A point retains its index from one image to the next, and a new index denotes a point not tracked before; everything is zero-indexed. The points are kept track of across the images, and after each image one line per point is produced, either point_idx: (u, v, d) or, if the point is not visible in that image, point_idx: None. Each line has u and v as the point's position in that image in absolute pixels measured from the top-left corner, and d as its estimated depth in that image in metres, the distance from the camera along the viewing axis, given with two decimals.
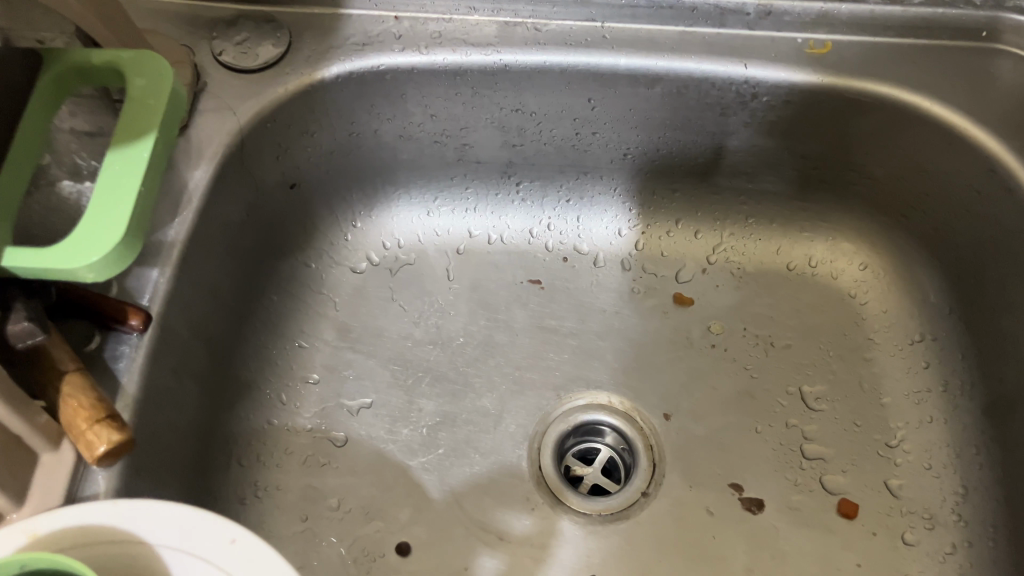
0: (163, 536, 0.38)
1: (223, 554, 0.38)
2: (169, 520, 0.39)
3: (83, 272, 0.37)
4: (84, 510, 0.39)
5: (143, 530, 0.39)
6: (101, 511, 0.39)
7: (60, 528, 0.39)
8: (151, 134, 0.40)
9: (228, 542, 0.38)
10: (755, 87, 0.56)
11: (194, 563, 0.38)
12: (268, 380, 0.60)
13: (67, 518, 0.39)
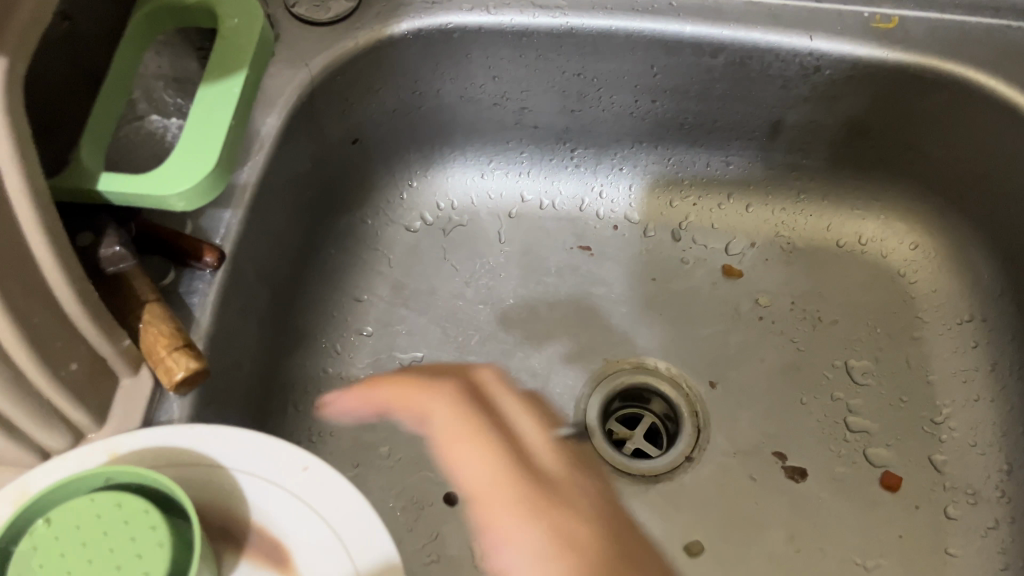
0: (236, 461, 0.38)
1: (296, 480, 0.38)
2: (243, 447, 0.39)
3: (174, 201, 0.38)
4: (162, 432, 0.39)
5: (218, 454, 0.38)
6: (177, 434, 0.39)
7: (140, 448, 0.39)
8: (241, 71, 0.41)
9: (299, 470, 0.38)
10: (819, 60, 0.57)
11: (268, 490, 0.38)
12: (324, 330, 0.62)
13: (146, 439, 0.39)
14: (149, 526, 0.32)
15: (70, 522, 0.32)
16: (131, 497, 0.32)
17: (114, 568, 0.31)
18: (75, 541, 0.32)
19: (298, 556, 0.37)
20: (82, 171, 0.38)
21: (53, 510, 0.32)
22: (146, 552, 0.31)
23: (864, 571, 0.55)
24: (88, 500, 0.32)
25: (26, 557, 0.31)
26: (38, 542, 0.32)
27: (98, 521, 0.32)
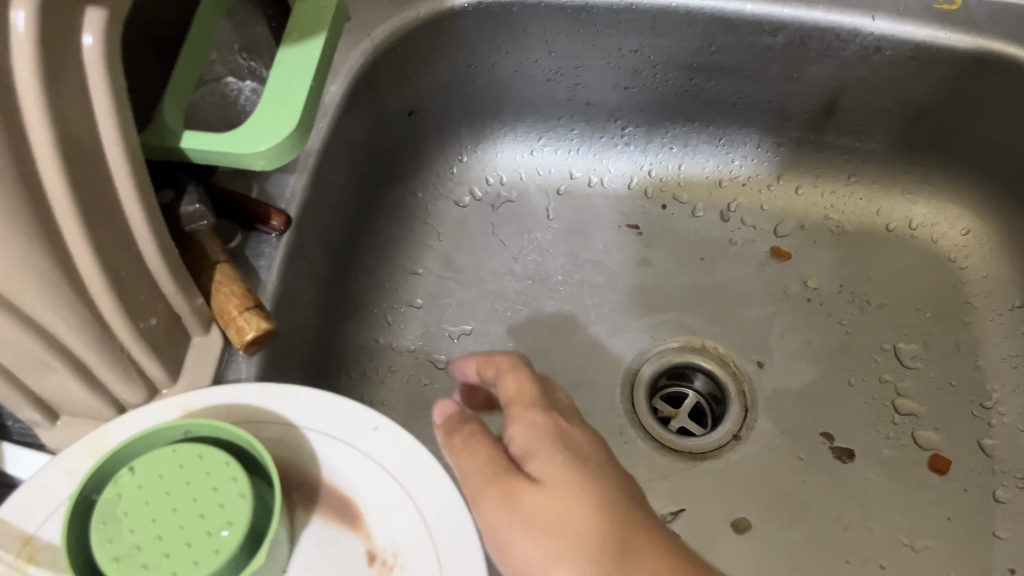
0: (304, 419, 0.38)
1: (366, 439, 0.37)
2: (315, 406, 0.38)
3: (252, 160, 0.39)
4: (233, 390, 0.39)
5: (288, 413, 0.38)
6: (248, 392, 0.39)
7: (212, 405, 0.38)
8: (320, 35, 0.41)
9: (370, 429, 0.37)
10: (880, 41, 0.57)
11: (339, 449, 0.37)
12: (377, 301, 0.62)
13: (218, 396, 0.39)
14: (230, 478, 0.31)
15: (153, 473, 0.32)
16: (213, 450, 0.32)
17: (197, 518, 0.31)
18: (158, 491, 0.31)
19: (370, 515, 0.35)
20: (163, 128, 0.39)
21: (136, 460, 0.32)
22: (228, 503, 0.31)
23: (913, 552, 0.55)
24: (171, 451, 0.32)
25: (109, 505, 0.31)
26: (123, 490, 0.31)
27: (181, 472, 0.32)
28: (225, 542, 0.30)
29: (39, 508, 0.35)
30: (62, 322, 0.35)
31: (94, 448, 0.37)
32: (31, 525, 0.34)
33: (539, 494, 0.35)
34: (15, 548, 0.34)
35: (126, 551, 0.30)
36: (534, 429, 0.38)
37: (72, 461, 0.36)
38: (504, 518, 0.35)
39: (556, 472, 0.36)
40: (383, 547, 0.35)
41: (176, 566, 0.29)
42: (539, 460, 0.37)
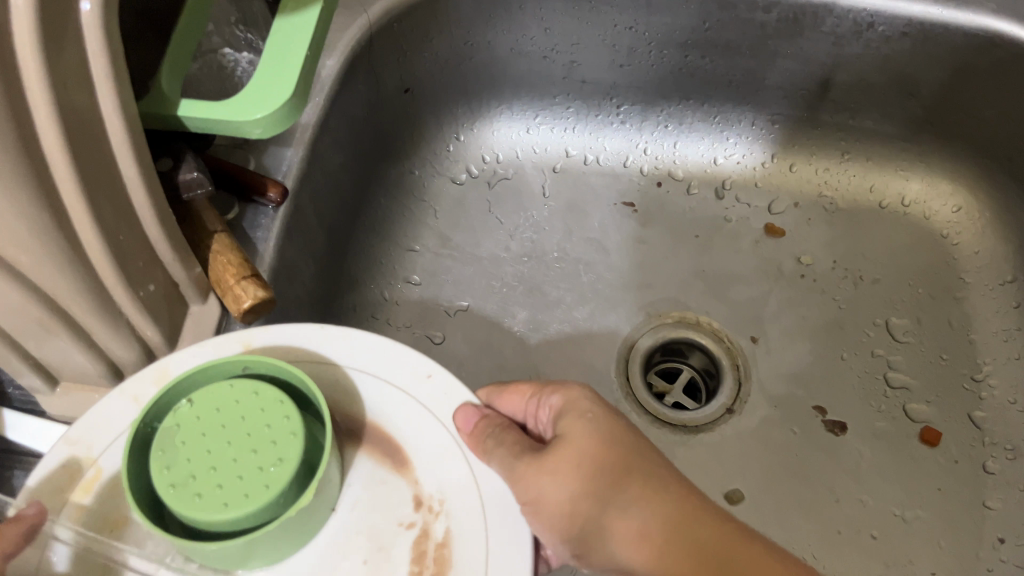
0: (353, 360, 0.39)
1: (420, 386, 0.38)
2: (370, 350, 0.39)
3: (249, 128, 0.39)
4: (293, 329, 0.39)
5: (339, 354, 0.39)
6: (307, 333, 0.39)
7: (272, 343, 0.39)
8: (316, 5, 0.41)
9: (425, 377, 0.38)
10: (873, 16, 0.57)
11: (387, 391, 0.38)
12: (374, 277, 0.63)
13: (279, 334, 0.39)
14: (284, 416, 0.32)
15: (209, 406, 0.33)
16: (267, 387, 0.33)
17: (251, 452, 0.31)
18: (215, 423, 0.32)
19: (418, 462, 0.36)
20: (161, 97, 0.39)
21: (195, 393, 0.33)
22: (280, 440, 0.32)
23: (904, 523, 0.56)
24: (228, 386, 0.33)
25: (168, 434, 0.32)
26: (182, 421, 0.32)
27: (236, 407, 0.33)
28: (275, 477, 0.31)
29: (103, 433, 0.36)
30: (63, 287, 0.36)
31: (158, 376, 0.37)
32: (96, 448, 0.36)
33: (572, 449, 0.38)
34: (80, 470, 0.35)
35: (182, 479, 0.31)
36: (566, 394, 0.41)
37: (137, 388, 0.37)
38: (539, 472, 0.36)
39: (582, 426, 0.39)
40: (430, 493, 0.35)
41: (228, 497, 0.30)
42: (569, 420, 0.40)
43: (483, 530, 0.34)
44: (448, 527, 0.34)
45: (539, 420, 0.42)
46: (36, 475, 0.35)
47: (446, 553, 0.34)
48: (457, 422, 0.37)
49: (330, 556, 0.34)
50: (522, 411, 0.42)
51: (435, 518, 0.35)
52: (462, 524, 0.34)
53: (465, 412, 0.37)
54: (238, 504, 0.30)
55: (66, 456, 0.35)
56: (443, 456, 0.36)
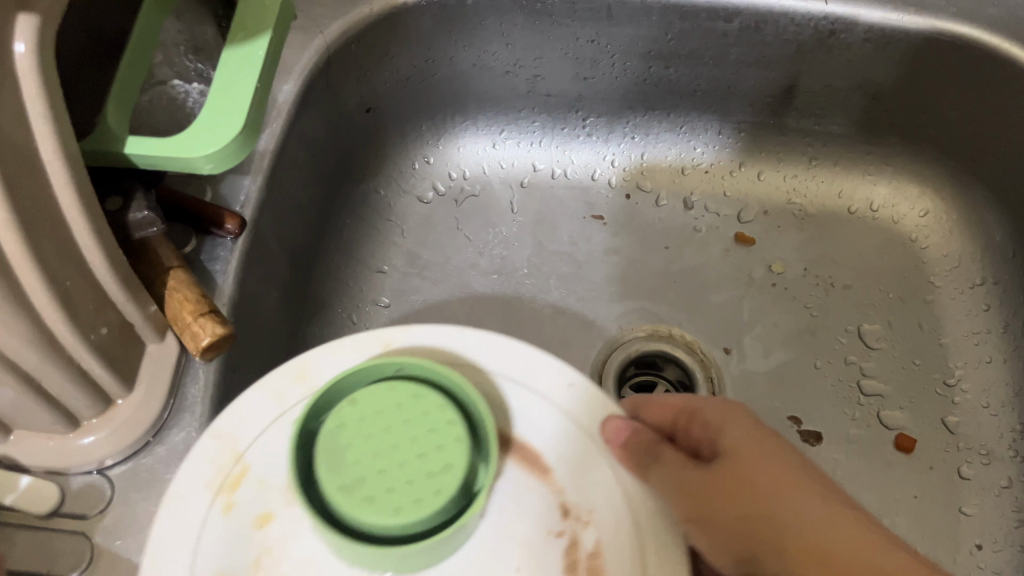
0: (496, 366, 0.37)
1: (561, 393, 0.36)
2: (493, 356, 0.37)
3: (199, 163, 0.38)
4: (435, 333, 0.38)
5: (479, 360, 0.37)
6: (446, 339, 0.38)
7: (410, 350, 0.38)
8: (265, 34, 0.41)
9: (567, 385, 0.37)
10: (834, 24, 0.57)
11: (528, 398, 0.37)
12: (341, 301, 0.62)
13: (418, 334, 0.38)
14: (449, 421, 0.32)
15: (371, 407, 0.32)
16: (428, 392, 0.32)
17: (419, 460, 0.31)
18: (378, 428, 0.32)
19: (562, 469, 0.35)
20: (106, 134, 0.38)
21: (356, 393, 0.33)
22: (446, 445, 0.31)
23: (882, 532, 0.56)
24: (388, 388, 0.33)
25: (331, 437, 0.31)
26: (344, 423, 0.32)
27: (398, 410, 0.32)
28: (445, 483, 0.30)
29: (248, 428, 0.36)
30: (11, 338, 0.34)
31: (299, 373, 0.37)
32: (241, 444, 0.35)
33: (736, 468, 0.36)
34: (227, 465, 0.35)
35: (350, 481, 0.30)
36: (726, 407, 0.39)
37: (279, 384, 0.37)
38: (702, 491, 0.35)
39: (745, 441, 0.37)
40: (576, 502, 0.34)
41: (400, 502, 0.30)
42: (730, 433, 0.38)
43: (632, 544, 0.33)
44: (599, 538, 0.33)
45: (691, 434, 0.40)
46: (182, 469, 0.35)
47: (599, 563, 0.33)
48: (604, 432, 0.35)
49: (480, 563, 0.34)
50: (669, 422, 0.40)
51: (584, 527, 0.34)
52: (613, 537, 0.33)
53: (615, 422, 0.35)
54: (409, 509, 0.30)
55: (213, 451, 0.35)
56: (575, 475, 0.35)
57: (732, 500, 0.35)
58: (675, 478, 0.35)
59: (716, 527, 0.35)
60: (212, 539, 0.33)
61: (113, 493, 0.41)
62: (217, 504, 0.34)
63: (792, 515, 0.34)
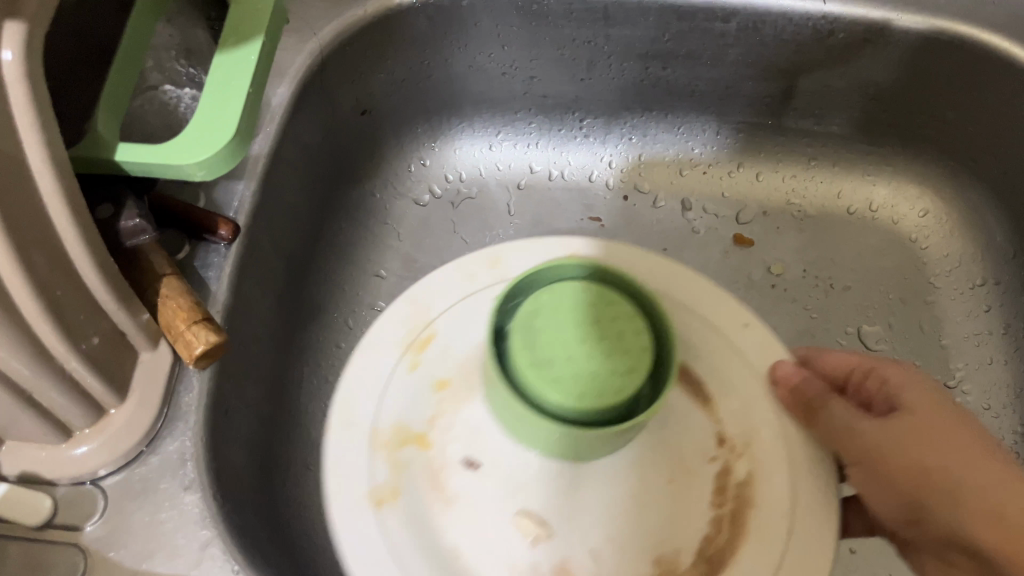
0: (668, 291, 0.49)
1: (738, 331, 0.47)
2: (691, 290, 0.49)
3: (192, 170, 0.38)
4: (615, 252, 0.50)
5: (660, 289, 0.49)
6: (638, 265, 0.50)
7: None
8: (257, 38, 0.40)
9: (743, 325, 0.47)
10: (832, 24, 0.56)
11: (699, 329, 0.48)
12: (338, 306, 0.61)
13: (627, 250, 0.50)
14: (636, 331, 0.38)
15: (566, 308, 0.38)
16: (618, 301, 0.39)
17: (607, 359, 0.37)
18: (570, 321, 0.38)
19: (720, 397, 0.46)
20: (97, 140, 0.38)
21: (553, 289, 0.39)
22: (632, 351, 0.37)
23: None
24: (576, 290, 0.39)
25: (527, 319, 0.38)
26: (539, 313, 0.39)
27: (590, 316, 0.38)
28: (628, 384, 0.36)
29: (436, 301, 0.48)
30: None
31: (492, 261, 0.49)
32: (431, 313, 0.48)
33: (913, 429, 0.42)
34: (418, 328, 0.47)
35: (541, 361, 0.37)
36: (904, 371, 0.46)
37: (474, 269, 0.49)
38: (910, 433, 0.42)
39: (920, 400, 0.44)
40: (733, 435, 0.45)
41: (584, 393, 0.36)
42: (912, 392, 0.44)
43: (786, 473, 0.43)
44: (753, 469, 0.43)
45: (864, 387, 0.47)
46: (383, 320, 0.47)
47: (752, 489, 0.43)
48: (775, 373, 0.45)
49: None
50: (843, 369, 0.49)
51: (738, 458, 0.44)
52: (765, 465, 0.43)
53: (785, 365, 0.45)
54: (592, 400, 0.36)
55: (411, 314, 0.48)
56: (748, 395, 0.46)
57: (931, 450, 0.41)
58: (849, 428, 0.42)
59: (893, 484, 0.41)
60: (399, 383, 0.46)
61: (105, 504, 0.41)
62: (408, 360, 0.46)
63: (975, 488, 0.39)
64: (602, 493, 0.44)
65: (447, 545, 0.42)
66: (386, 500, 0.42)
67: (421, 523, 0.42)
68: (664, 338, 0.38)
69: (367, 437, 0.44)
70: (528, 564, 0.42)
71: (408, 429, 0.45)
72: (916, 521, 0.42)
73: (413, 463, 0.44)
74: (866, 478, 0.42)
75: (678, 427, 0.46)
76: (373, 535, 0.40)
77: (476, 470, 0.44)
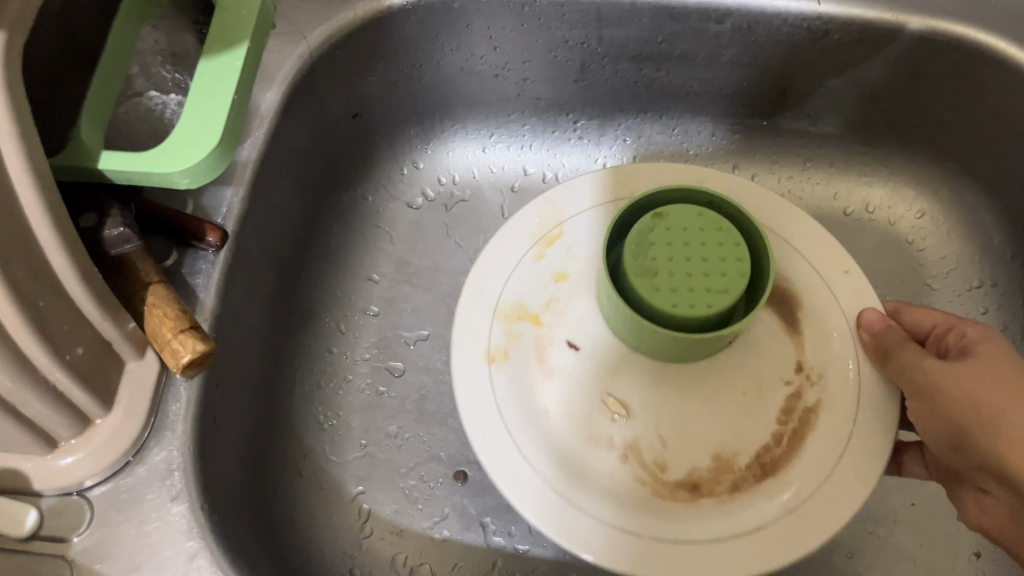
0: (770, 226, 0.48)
1: (836, 274, 0.47)
2: (790, 223, 0.48)
3: (177, 178, 0.37)
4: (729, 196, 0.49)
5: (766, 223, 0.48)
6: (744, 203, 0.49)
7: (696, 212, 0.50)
8: (242, 44, 0.40)
9: (842, 271, 0.47)
10: (827, 24, 0.55)
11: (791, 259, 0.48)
12: (330, 310, 0.61)
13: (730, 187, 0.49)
14: (737, 257, 0.41)
15: (679, 227, 0.42)
16: (731, 229, 0.42)
17: (705, 277, 0.40)
18: (681, 238, 0.42)
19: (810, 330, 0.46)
20: (79, 148, 0.37)
21: (674, 209, 0.42)
22: (729, 276, 0.40)
23: None
24: (698, 215, 0.42)
25: (643, 233, 0.42)
26: (649, 228, 0.42)
27: (699, 235, 0.42)
28: (718, 302, 0.40)
29: (571, 203, 0.49)
30: None
31: (620, 176, 0.50)
32: (564, 214, 0.49)
33: (968, 375, 0.43)
34: (549, 226, 0.49)
35: (645, 270, 0.41)
36: (984, 329, 0.46)
37: (602, 178, 0.49)
38: (970, 380, 0.43)
39: (992, 353, 0.44)
40: (811, 364, 0.45)
41: (676, 301, 0.40)
42: (983, 346, 0.45)
43: (853, 406, 0.43)
44: (821, 397, 0.44)
45: (943, 341, 0.48)
46: (521, 214, 0.49)
47: (812, 416, 0.44)
48: (860, 318, 0.45)
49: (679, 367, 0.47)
50: (929, 323, 0.49)
51: (810, 385, 0.45)
52: (833, 399, 0.44)
53: (873, 313, 0.45)
54: (683, 309, 0.40)
55: (544, 212, 0.49)
56: (826, 330, 0.46)
57: (988, 395, 0.42)
58: (914, 361, 0.43)
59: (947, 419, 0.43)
60: (523, 272, 0.47)
61: (91, 515, 0.40)
62: (534, 252, 0.48)
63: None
64: (693, 391, 0.46)
65: (544, 423, 0.44)
66: (497, 359, 0.45)
67: (524, 381, 0.45)
68: (762, 267, 0.41)
69: (491, 308, 0.46)
70: (612, 437, 0.44)
71: (526, 306, 0.47)
72: (960, 450, 0.44)
73: (525, 337, 0.46)
74: (923, 407, 0.44)
75: (759, 353, 0.46)
76: (484, 386, 0.44)
77: (577, 351, 0.47)
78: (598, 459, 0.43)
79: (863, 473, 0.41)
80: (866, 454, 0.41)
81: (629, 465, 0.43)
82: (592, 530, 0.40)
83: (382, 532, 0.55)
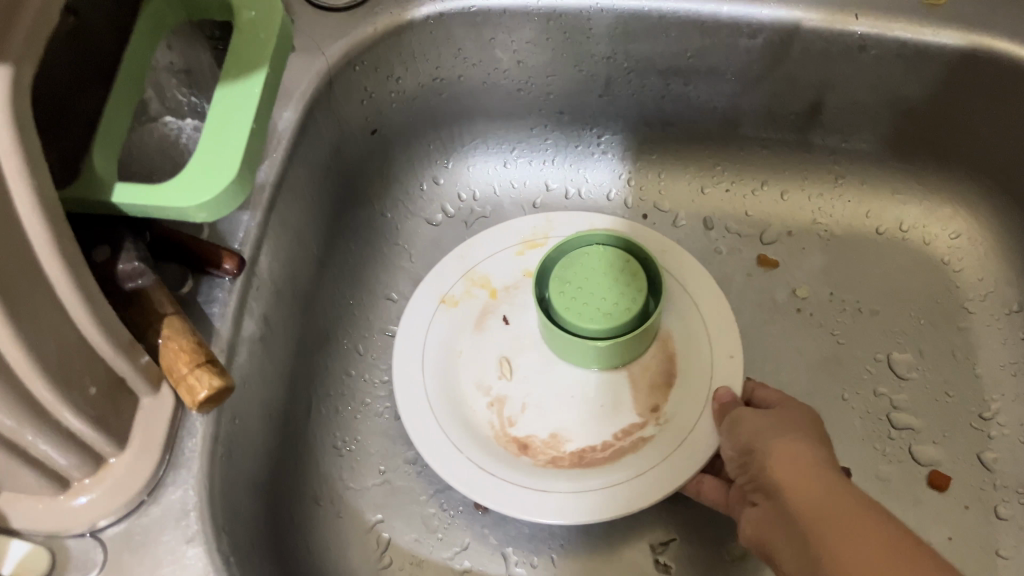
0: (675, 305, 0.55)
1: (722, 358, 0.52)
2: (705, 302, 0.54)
3: (194, 212, 0.36)
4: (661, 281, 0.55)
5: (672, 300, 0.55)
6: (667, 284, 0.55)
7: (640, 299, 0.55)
8: (261, 70, 0.38)
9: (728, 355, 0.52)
10: (865, 39, 0.54)
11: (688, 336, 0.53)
12: (348, 331, 0.59)
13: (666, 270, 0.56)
14: (633, 296, 0.49)
15: (607, 264, 0.50)
16: (643, 281, 0.50)
17: (601, 298, 0.49)
18: (606, 267, 0.50)
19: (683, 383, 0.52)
20: (93, 181, 0.36)
21: (613, 251, 0.51)
22: (615, 306, 0.49)
23: None
24: (628, 262, 0.50)
25: (582, 255, 0.51)
26: (582, 256, 0.51)
27: (618, 271, 0.50)
28: (594, 317, 0.50)
29: (563, 227, 0.59)
30: None
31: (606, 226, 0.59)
32: (551, 231, 0.59)
33: (766, 418, 0.44)
34: (536, 234, 0.59)
35: (564, 279, 0.50)
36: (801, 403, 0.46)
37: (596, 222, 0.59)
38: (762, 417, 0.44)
39: (796, 411, 0.44)
40: (662, 413, 0.51)
41: (569, 303, 0.50)
42: (791, 407, 0.45)
43: (673, 444, 0.49)
44: (651, 435, 0.51)
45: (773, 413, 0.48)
46: (522, 219, 0.60)
47: (637, 446, 0.50)
48: (715, 395, 0.50)
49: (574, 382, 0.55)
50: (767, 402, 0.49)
51: (651, 425, 0.51)
52: (658, 440, 0.50)
53: (725, 391, 0.50)
54: (570, 310, 0.50)
55: (536, 221, 0.60)
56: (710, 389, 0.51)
57: (772, 428, 0.42)
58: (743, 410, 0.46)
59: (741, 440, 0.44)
60: (502, 255, 0.59)
61: (105, 557, 0.39)
62: (518, 248, 0.59)
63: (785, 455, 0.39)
64: (564, 390, 0.54)
65: (451, 360, 0.55)
66: (448, 302, 0.57)
67: (459, 326, 0.56)
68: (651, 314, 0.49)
69: (465, 268, 0.58)
70: (492, 387, 0.55)
71: (491, 280, 0.58)
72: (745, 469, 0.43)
73: (477, 299, 0.58)
74: (726, 434, 0.46)
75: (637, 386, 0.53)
76: (425, 313, 0.56)
77: (508, 326, 0.57)
78: (478, 408, 0.53)
79: (662, 480, 0.48)
80: (670, 472, 0.48)
81: (491, 411, 0.53)
82: (432, 433, 0.50)
83: (402, 562, 0.53)
